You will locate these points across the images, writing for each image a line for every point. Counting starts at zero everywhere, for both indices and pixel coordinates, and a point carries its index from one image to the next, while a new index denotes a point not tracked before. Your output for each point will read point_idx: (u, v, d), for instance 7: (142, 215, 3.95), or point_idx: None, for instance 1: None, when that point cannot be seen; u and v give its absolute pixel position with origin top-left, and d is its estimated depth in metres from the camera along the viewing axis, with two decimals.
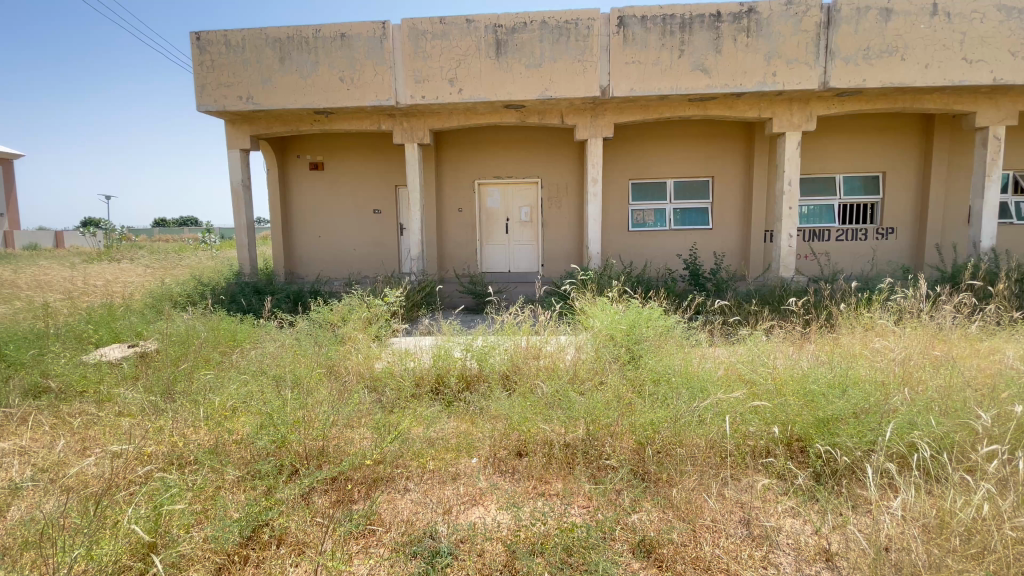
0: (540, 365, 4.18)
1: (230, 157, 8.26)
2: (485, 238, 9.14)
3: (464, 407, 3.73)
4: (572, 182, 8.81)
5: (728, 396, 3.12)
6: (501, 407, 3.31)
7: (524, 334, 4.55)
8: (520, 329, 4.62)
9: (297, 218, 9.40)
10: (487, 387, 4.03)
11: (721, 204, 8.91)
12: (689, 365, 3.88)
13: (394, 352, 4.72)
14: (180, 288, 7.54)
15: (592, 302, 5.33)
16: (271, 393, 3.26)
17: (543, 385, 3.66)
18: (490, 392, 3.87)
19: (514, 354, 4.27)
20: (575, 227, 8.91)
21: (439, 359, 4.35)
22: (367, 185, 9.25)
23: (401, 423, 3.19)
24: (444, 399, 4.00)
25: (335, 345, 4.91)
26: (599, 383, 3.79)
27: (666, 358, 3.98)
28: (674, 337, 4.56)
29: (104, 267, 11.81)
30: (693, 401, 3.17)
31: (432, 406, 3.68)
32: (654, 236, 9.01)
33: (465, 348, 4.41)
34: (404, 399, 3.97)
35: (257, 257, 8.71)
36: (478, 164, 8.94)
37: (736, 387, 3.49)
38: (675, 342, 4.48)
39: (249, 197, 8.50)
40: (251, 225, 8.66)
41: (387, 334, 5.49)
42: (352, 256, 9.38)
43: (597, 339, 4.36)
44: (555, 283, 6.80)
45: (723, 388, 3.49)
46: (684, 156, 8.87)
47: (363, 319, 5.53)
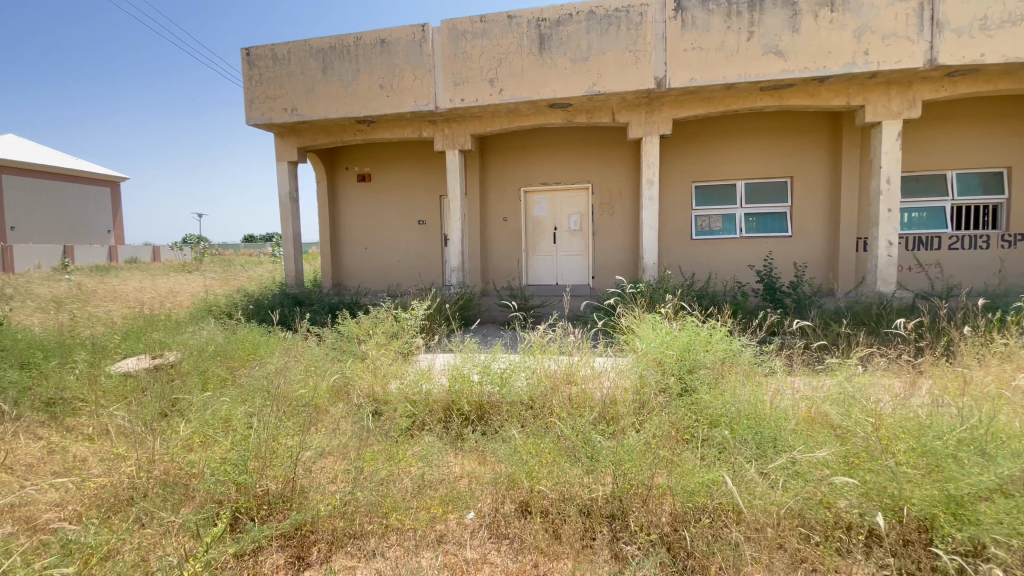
0: (569, 394, 3.51)
1: (279, 169, 8.32)
2: (532, 247, 8.58)
3: (474, 443, 3.13)
4: (628, 186, 8.06)
5: (808, 454, 2.35)
6: (510, 450, 2.69)
7: (555, 354, 3.90)
8: (553, 349, 3.96)
9: (346, 230, 9.33)
10: (506, 420, 3.41)
11: (801, 209, 7.80)
12: (759, 404, 3.06)
13: (411, 373, 4.21)
14: (227, 298, 7.60)
15: (639, 320, 4.56)
16: (249, 419, 2.86)
17: (567, 421, 3.00)
18: (506, 427, 3.25)
19: (540, 381, 3.63)
20: (630, 235, 8.14)
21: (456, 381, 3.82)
22: (412, 195, 8.99)
23: (388, 465, 2.67)
24: (456, 433, 3.43)
25: (348, 364, 4.50)
26: (638, 422, 3.06)
27: (726, 393, 3.19)
28: (737, 366, 3.72)
29: (176, 278, 12.48)
30: (759, 463, 2.43)
31: (434, 443, 3.13)
32: (721, 245, 8.01)
33: (486, 368, 3.84)
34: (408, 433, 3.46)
35: (303, 270, 8.67)
36: (524, 170, 8.42)
37: (822, 438, 2.64)
38: (740, 374, 3.64)
39: (296, 209, 8.51)
40: (297, 238, 8.63)
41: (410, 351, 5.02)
42: (396, 267, 9.14)
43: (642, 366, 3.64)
44: (601, 297, 6.01)
45: (804, 438, 2.65)
46: (756, 155, 7.85)
47: (385, 334, 5.11)
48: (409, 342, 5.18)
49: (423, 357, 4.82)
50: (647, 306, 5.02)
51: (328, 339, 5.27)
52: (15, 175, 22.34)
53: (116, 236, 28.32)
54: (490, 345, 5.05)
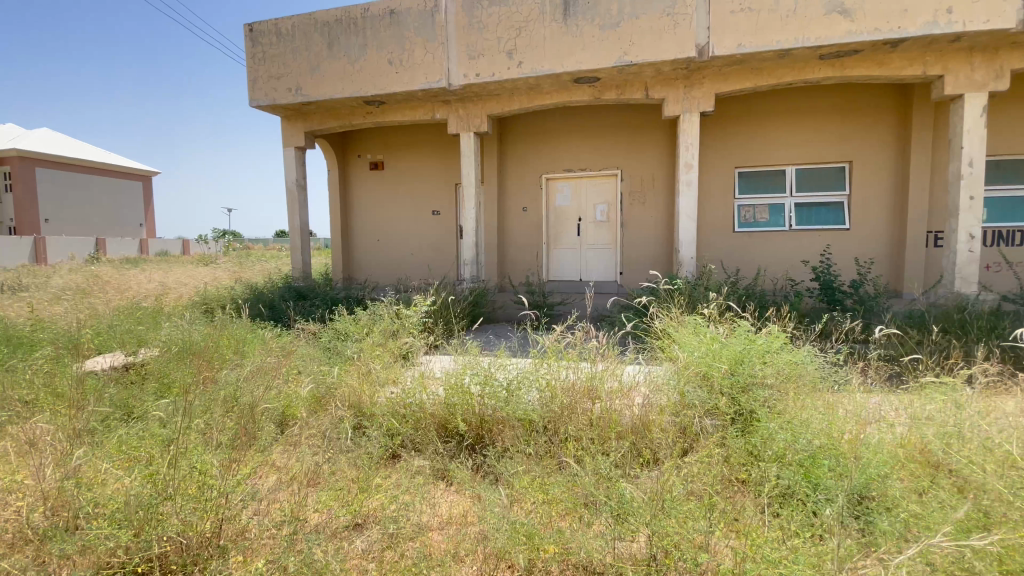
0: (591, 417, 2.80)
1: (285, 155, 7.82)
2: (554, 240, 7.88)
3: (469, 484, 2.45)
4: (661, 172, 7.27)
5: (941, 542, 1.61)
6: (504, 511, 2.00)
7: (574, 361, 3.19)
8: (573, 356, 3.23)
9: (358, 221, 8.79)
10: (511, 450, 2.73)
11: (861, 198, 6.86)
12: (841, 455, 2.30)
13: (403, 381, 3.54)
14: (227, 291, 7.13)
15: (676, 323, 3.80)
16: (178, 444, 2.25)
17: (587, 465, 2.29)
18: (511, 461, 2.57)
19: (555, 402, 2.94)
20: (663, 227, 7.36)
21: (453, 394, 3.14)
22: (426, 183, 8.37)
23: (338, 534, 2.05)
24: (449, 463, 2.76)
25: (334, 370, 3.87)
26: (683, 463, 2.32)
27: (797, 431, 2.43)
28: (801, 390, 2.91)
29: (192, 269, 12.22)
30: (859, 551, 1.70)
31: (416, 485, 2.46)
32: (767, 239, 7.14)
33: (490, 378, 3.14)
34: (385, 467, 2.78)
35: (310, 262, 8.08)
36: (547, 155, 7.71)
37: (948, 510, 1.88)
38: (811, 399, 2.84)
39: (304, 197, 7.99)
40: (304, 228, 8.07)
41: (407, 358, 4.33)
42: (409, 261, 8.55)
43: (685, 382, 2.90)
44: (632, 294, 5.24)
45: (924, 514, 1.88)
46: (809, 138, 6.94)
47: (379, 334, 4.46)
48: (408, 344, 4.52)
49: (422, 361, 4.15)
50: (686, 307, 4.24)
51: (320, 339, 4.68)
52: (52, 168, 22.84)
53: (149, 230, 28.80)
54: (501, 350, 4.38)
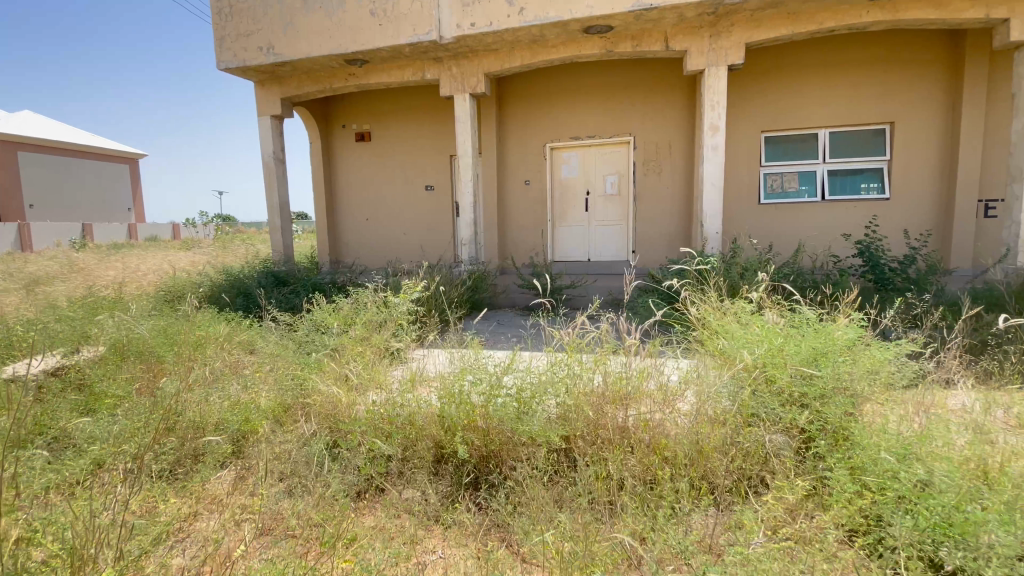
0: (633, 455, 2.18)
1: (261, 125, 7.02)
2: (559, 216, 7.17)
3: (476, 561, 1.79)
4: (679, 138, 6.56)
5: None
6: None
7: (602, 359, 2.51)
8: (601, 353, 2.55)
9: (344, 198, 8.05)
10: (528, 493, 2.08)
11: (904, 163, 6.13)
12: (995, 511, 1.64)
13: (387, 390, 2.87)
14: (197, 276, 6.41)
15: (719, 311, 3.14)
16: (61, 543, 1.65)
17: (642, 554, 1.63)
18: (534, 525, 1.91)
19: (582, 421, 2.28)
20: (681, 199, 6.67)
21: (447, 406, 2.43)
22: (418, 155, 7.61)
23: None
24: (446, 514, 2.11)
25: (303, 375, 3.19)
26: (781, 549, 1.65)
27: (928, 478, 1.76)
28: (890, 401, 2.25)
29: (172, 254, 11.47)
30: None
31: (398, 552, 1.80)
32: (796, 211, 6.43)
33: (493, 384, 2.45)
34: (360, 514, 2.12)
35: (292, 244, 7.36)
36: (551, 121, 6.96)
37: None
38: (912, 421, 2.18)
39: (283, 172, 7.22)
40: (285, 207, 7.32)
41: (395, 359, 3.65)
42: (401, 242, 7.83)
43: (750, 389, 2.22)
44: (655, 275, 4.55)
45: None
46: (844, 96, 6.20)
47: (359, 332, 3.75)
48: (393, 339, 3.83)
49: (412, 362, 3.48)
50: (727, 292, 3.55)
51: (296, 332, 4.01)
52: (31, 150, 21.84)
53: (137, 213, 27.88)
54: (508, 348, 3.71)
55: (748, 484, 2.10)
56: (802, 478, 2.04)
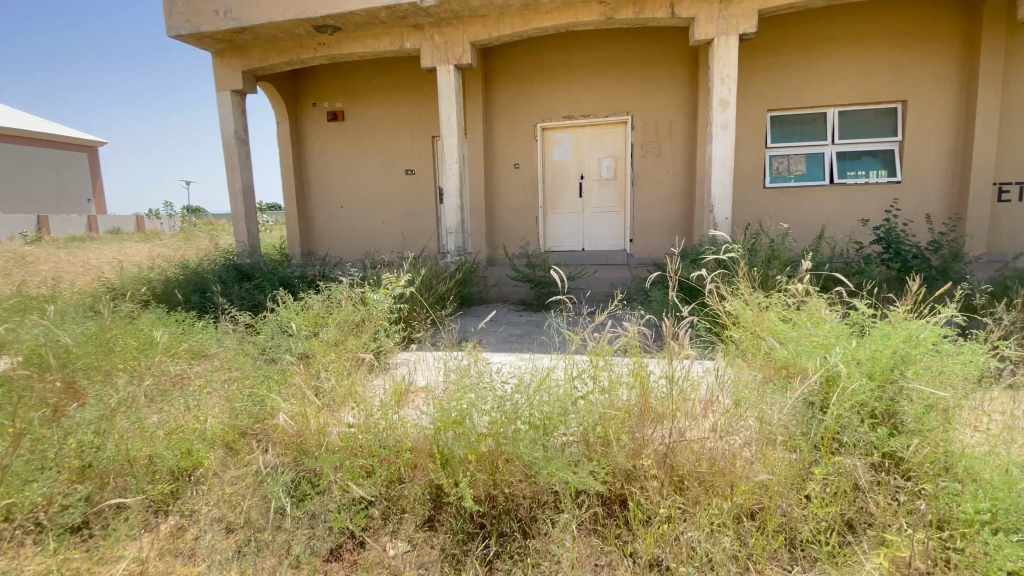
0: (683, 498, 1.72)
1: (220, 102, 6.31)
2: (552, 203, 6.66)
3: None
4: (679, 117, 6.10)
5: None
6: None
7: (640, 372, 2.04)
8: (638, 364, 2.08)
9: (317, 184, 7.38)
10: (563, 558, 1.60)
11: (917, 143, 5.77)
12: None
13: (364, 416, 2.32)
14: (149, 271, 5.70)
15: (757, 308, 2.68)
16: None
17: None
18: None
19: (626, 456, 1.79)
20: (681, 184, 6.22)
21: (447, 434, 1.91)
22: (396, 136, 6.99)
23: None
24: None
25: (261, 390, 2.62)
26: None
27: None
28: (996, 420, 1.81)
29: (130, 246, 10.59)
30: None
31: None
32: (804, 195, 6.04)
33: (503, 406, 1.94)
34: None
35: (258, 234, 6.68)
36: (542, 98, 6.42)
37: None
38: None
39: (246, 155, 6.52)
40: (249, 193, 6.62)
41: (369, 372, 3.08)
42: (379, 231, 7.22)
43: (836, 407, 1.75)
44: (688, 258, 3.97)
45: None
46: (856, 72, 5.81)
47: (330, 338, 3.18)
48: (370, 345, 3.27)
49: (397, 374, 2.93)
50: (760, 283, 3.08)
51: (258, 334, 3.43)
52: None
53: (98, 205, 26.35)
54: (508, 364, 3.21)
55: (842, 534, 1.63)
56: (909, 524, 1.58)
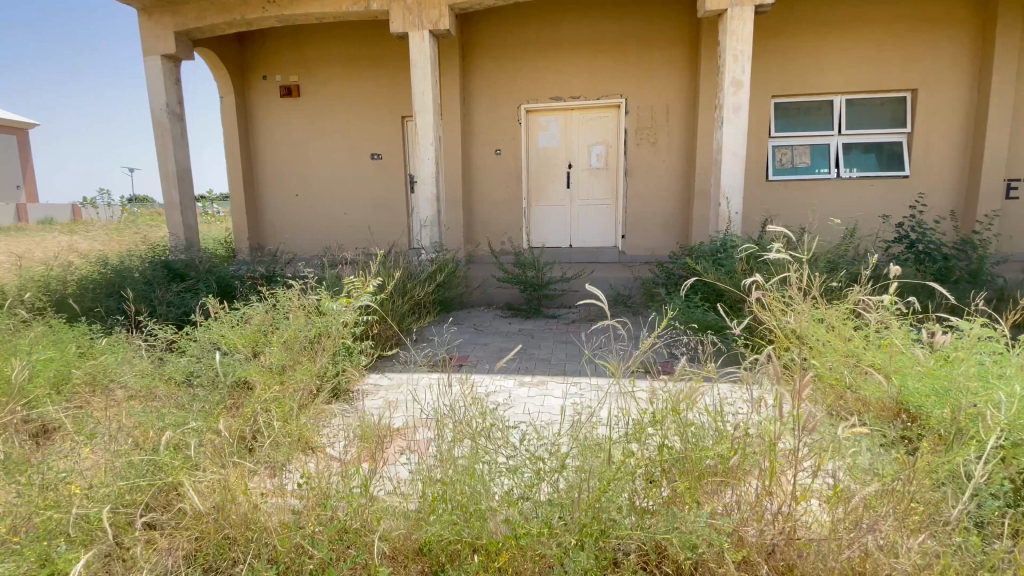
0: None
1: (148, 68, 5.34)
2: (536, 194, 6.01)
3: None
4: (678, 102, 5.55)
5: None
6: None
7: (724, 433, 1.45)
8: (718, 420, 1.46)
9: (268, 169, 6.48)
10: None
11: (926, 135, 5.41)
12: None
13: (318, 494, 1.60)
14: (57, 267, 4.73)
15: (825, 340, 2.16)
16: None
17: None
18: None
19: None
20: (678, 175, 5.68)
21: (461, 547, 1.33)
22: (360, 116, 6.17)
23: None
24: None
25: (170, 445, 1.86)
26: None
27: None
28: None
29: (52, 238, 9.29)
30: None
31: None
32: (809, 189, 5.60)
33: (530, 499, 1.35)
34: None
35: (197, 225, 5.77)
36: (527, 77, 5.74)
37: None
38: None
39: (180, 132, 5.58)
40: (185, 176, 5.69)
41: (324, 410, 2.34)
42: (341, 223, 6.39)
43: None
44: (716, 260, 3.48)
45: None
46: (865, 58, 5.39)
47: (275, 363, 2.42)
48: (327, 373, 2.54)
49: (365, 415, 2.21)
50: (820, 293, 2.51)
51: (179, 357, 2.65)
52: None
53: (27, 192, 23.97)
54: (507, 394, 2.53)
55: None
56: None
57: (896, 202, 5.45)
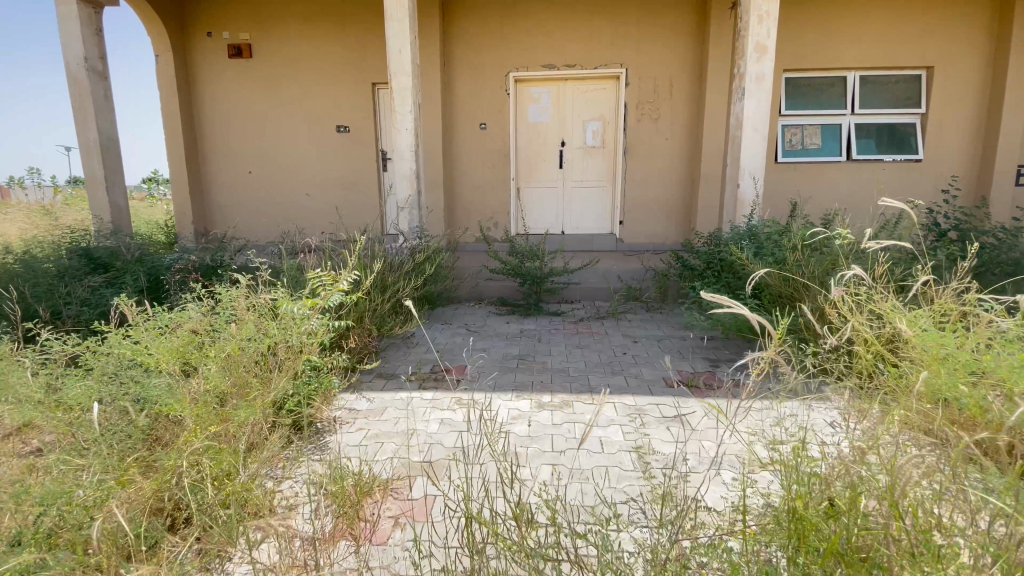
0: None
1: (61, 13, 4.41)
2: (525, 174, 5.40)
3: None
4: (683, 74, 5.03)
5: None
6: None
7: (888, 496, 1.05)
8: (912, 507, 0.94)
9: (216, 141, 5.62)
10: None
11: (940, 116, 5.07)
12: None
13: None
14: None
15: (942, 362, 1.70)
16: None
17: None
18: None
19: None
20: (682, 155, 5.19)
21: None
22: (323, 82, 5.38)
23: None
24: None
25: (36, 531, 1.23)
26: None
27: None
28: None
29: None
30: None
31: None
32: (818, 172, 5.22)
33: None
34: None
35: (127, 205, 4.92)
36: (515, 40, 5.08)
37: None
38: None
39: (102, 93, 4.68)
40: (111, 147, 4.81)
41: (277, 456, 1.74)
42: (302, 205, 5.62)
43: None
44: (755, 251, 2.97)
45: None
46: (881, 30, 4.98)
47: (206, 389, 1.77)
48: (279, 399, 1.90)
49: (339, 465, 1.58)
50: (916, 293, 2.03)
51: (81, 378, 1.96)
52: None
53: None
54: (526, 424, 1.94)
55: None
56: None
57: (907, 186, 5.14)
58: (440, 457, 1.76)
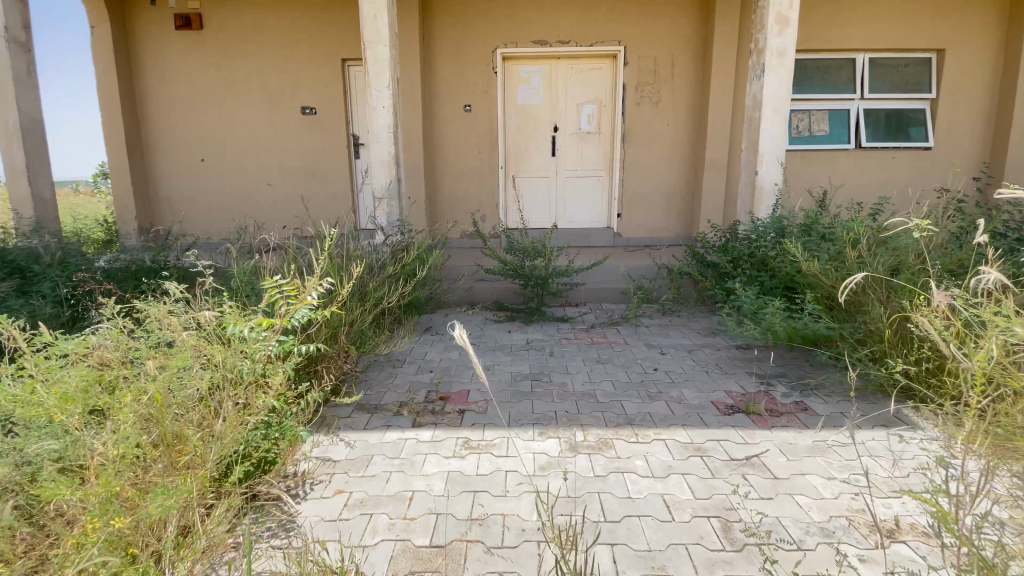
0: None
1: None
2: (514, 162, 4.91)
3: None
4: (686, 53, 4.63)
5: None
6: None
7: None
8: None
9: (160, 123, 4.91)
10: None
11: (951, 101, 4.82)
12: None
13: None
14: None
15: None
16: None
17: None
18: None
19: None
20: (684, 142, 4.80)
21: None
22: (286, 59, 4.76)
23: None
24: None
25: None
26: None
27: None
28: None
29: None
30: None
31: None
32: (827, 161, 4.91)
33: None
34: None
35: (53, 199, 4.18)
36: (504, 13, 4.58)
37: None
38: None
39: (23, 66, 3.94)
40: (36, 130, 4.07)
41: (218, 549, 1.25)
42: (264, 197, 4.99)
43: None
44: (798, 247, 2.57)
45: None
46: (892, 9, 4.68)
47: (111, 457, 1.23)
48: (215, 462, 1.37)
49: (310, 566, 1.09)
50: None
51: None
52: None
53: None
54: (562, 479, 1.47)
55: None
56: None
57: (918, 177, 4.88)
58: (452, 539, 1.27)
